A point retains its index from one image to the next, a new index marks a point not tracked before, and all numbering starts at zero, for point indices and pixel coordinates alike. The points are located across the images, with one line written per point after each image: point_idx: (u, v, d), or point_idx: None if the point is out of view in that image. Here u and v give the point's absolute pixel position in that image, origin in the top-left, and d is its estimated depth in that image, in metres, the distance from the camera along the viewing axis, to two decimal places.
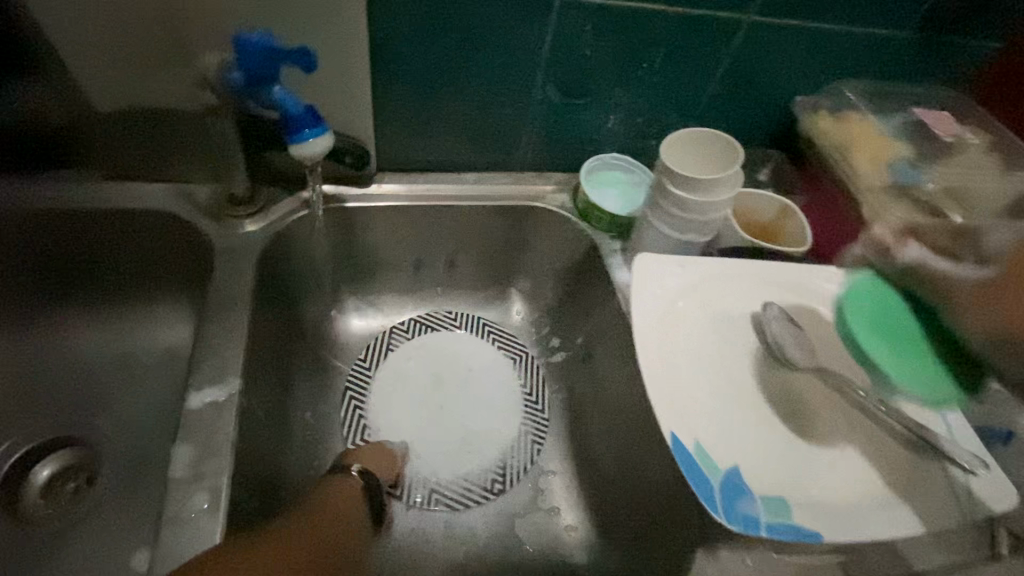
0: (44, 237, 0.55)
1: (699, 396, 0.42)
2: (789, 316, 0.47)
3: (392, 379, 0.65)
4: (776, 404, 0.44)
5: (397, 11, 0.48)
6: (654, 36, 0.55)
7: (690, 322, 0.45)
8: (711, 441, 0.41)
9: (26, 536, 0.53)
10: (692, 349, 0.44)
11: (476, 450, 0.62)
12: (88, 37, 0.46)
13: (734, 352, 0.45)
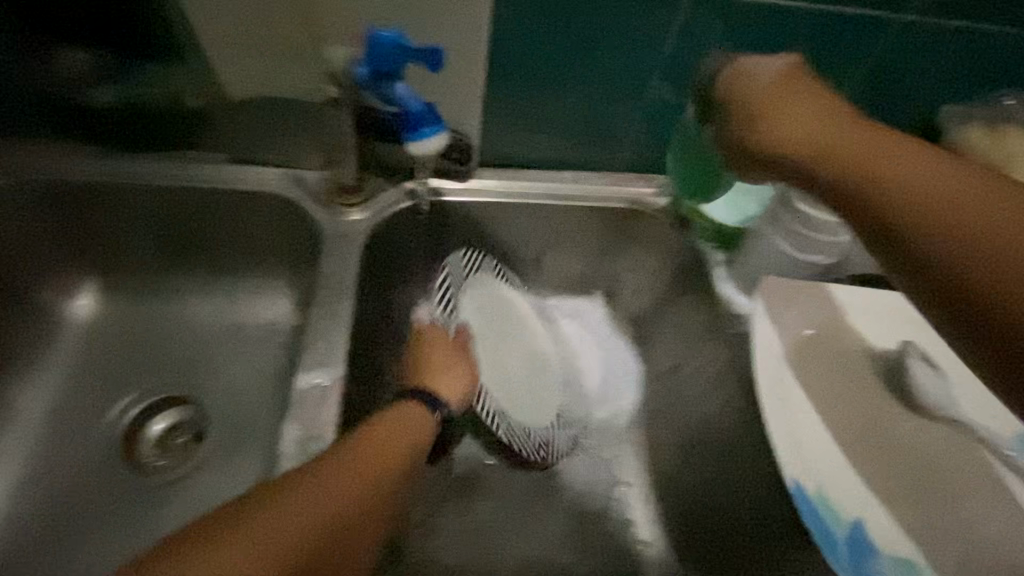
0: (170, 213, 0.59)
1: (820, 440, 0.45)
2: (928, 358, 0.48)
3: (474, 310, 0.57)
4: (909, 450, 0.45)
5: (524, 7, 0.47)
6: (785, 34, 0.51)
7: (819, 363, 0.48)
8: (838, 492, 0.43)
9: (142, 484, 0.58)
10: (809, 389, 0.47)
11: (550, 408, 0.59)
12: (229, 29, 0.48)
13: (865, 394, 0.47)
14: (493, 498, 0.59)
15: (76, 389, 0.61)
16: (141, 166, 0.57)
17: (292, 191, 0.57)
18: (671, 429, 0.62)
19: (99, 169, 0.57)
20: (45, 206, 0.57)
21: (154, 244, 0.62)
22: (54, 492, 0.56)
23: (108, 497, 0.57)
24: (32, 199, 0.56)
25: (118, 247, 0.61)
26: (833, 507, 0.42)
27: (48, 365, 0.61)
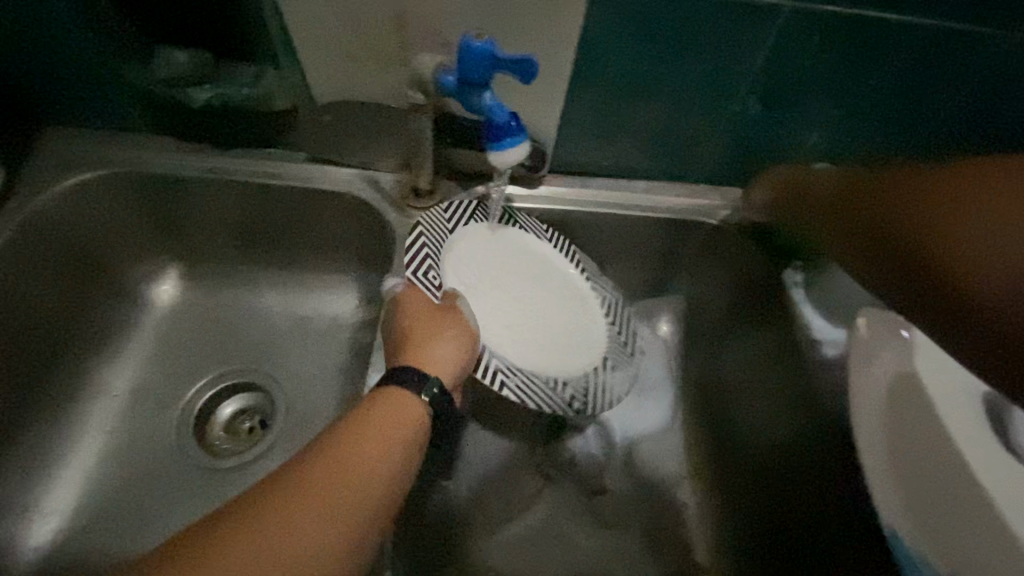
0: (250, 205, 0.61)
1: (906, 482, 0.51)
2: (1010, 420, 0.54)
3: (461, 266, 0.53)
4: (993, 494, 0.50)
5: (618, 18, 0.46)
6: (886, 49, 0.49)
7: (907, 413, 0.54)
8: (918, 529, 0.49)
9: (215, 464, 0.60)
10: (895, 435, 0.53)
11: (573, 346, 0.56)
12: (323, 35, 0.49)
13: (952, 445, 0.52)
14: (548, 505, 0.59)
15: (153, 370, 0.64)
16: (222, 160, 0.59)
17: (367, 191, 0.59)
18: (729, 445, 0.62)
19: (183, 162, 0.59)
20: (135, 195, 0.60)
21: (231, 235, 0.64)
22: (133, 469, 0.59)
23: (181, 477, 0.59)
24: (125, 188, 0.59)
25: (196, 236, 0.64)
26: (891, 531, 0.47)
27: (128, 346, 0.64)
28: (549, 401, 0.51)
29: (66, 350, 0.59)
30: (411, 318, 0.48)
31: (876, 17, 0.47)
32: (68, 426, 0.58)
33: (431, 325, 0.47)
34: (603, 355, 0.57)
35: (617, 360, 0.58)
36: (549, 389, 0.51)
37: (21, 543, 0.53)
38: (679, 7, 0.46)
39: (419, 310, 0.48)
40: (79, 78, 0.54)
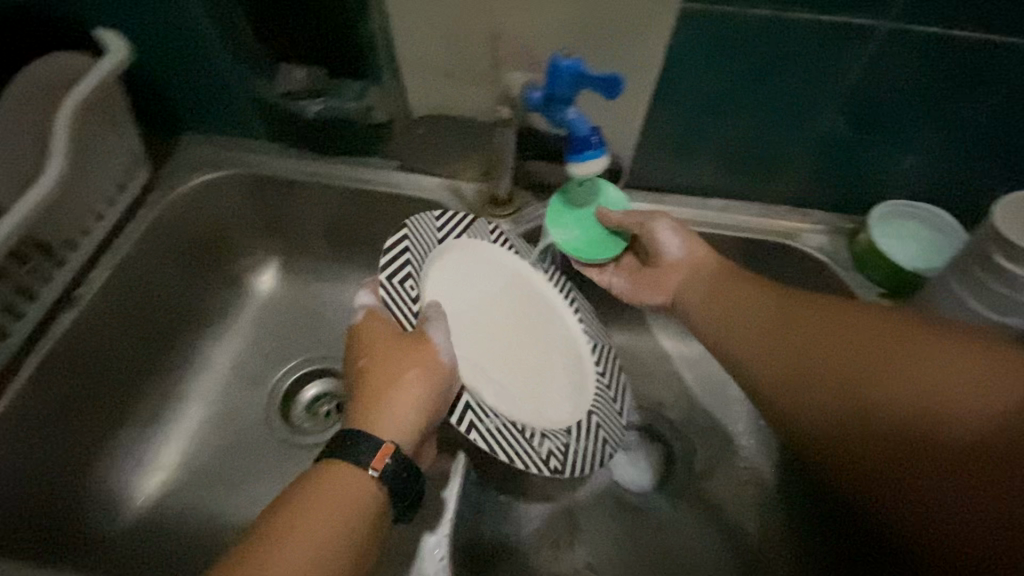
0: (343, 208, 0.67)
1: None
2: None
3: (440, 289, 0.52)
4: None
5: (704, 40, 0.48)
6: (996, 70, 0.47)
7: None
8: None
9: (292, 439, 0.66)
10: None
11: (552, 390, 0.54)
12: (424, 56, 0.53)
13: None
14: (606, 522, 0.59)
15: (249, 353, 0.71)
16: (321, 166, 0.66)
17: (448, 198, 0.63)
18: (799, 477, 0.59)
19: (291, 167, 0.66)
20: (249, 194, 0.68)
21: (325, 236, 0.71)
22: (226, 441, 0.65)
23: (267, 448, 0.65)
24: (241, 189, 0.67)
25: (295, 234, 0.71)
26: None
27: (228, 331, 0.71)
28: (523, 456, 0.49)
29: (179, 330, 0.66)
30: (365, 355, 0.46)
31: (986, 37, 0.45)
32: (174, 398, 0.65)
33: (383, 373, 0.45)
34: (591, 408, 0.55)
35: (608, 419, 0.55)
36: (520, 441, 0.49)
37: (132, 493, 0.60)
38: (766, 30, 0.46)
39: (377, 345, 0.46)
40: (215, 93, 0.63)
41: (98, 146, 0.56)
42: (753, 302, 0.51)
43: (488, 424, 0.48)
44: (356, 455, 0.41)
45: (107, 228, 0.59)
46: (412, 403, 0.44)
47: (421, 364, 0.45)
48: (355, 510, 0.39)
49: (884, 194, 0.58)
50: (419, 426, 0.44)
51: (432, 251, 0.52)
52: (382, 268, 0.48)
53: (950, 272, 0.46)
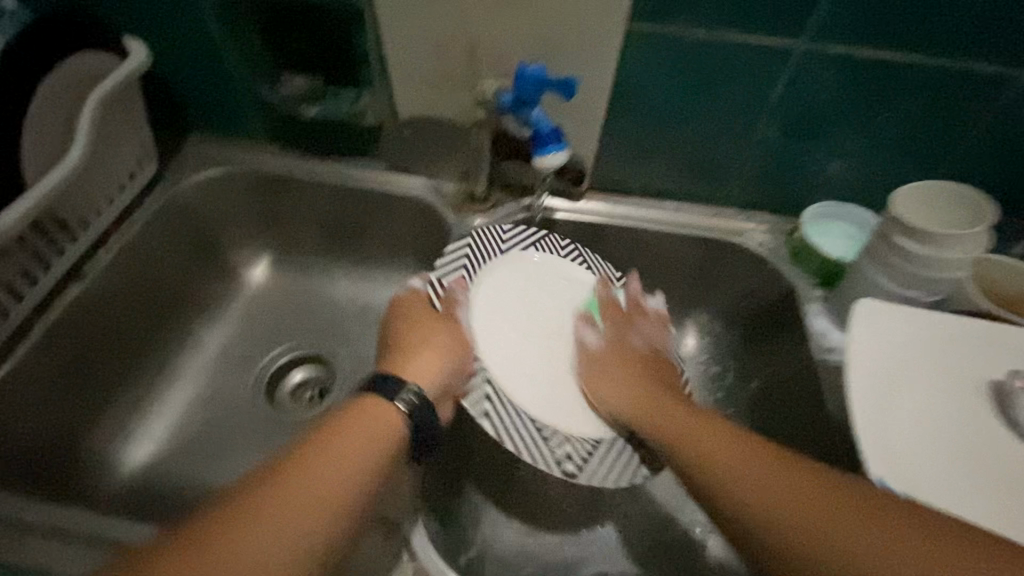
0: (335, 205, 0.74)
1: (918, 442, 0.42)
2: None
3: (492, 287, 0.58)
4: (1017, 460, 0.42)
5: (649, 56, 0.56)
6: (899, 85, 0.55)
7: (914, 376, 0.45)
8: (930, 494, 0.39)
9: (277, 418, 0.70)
10: (907, 394, 0.44)
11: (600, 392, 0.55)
12: (410, 65, 0.61)
13: (977, 413, 0.43)
14: (573, 496, 0.62)
15: (239, 339, 0.75)
16: (316, 166, 0.72)
17: (431, 197, 0.70)
18: None
19: (288, 165, 0.72)
20: (248, 191, 0.74)
21: (317, 231, 0.77)
22: (215, 417, 0.68)
23: (252, 425, 0.69)
24: (241, 184, 0.73)
25: (288, 229, 0.77)
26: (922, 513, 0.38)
27: (220, 318, 0.75)
28: (536, 451, 0.50)
29: (175, 314, 0.71)
30: (405, 320, 0.54)
31: (885, 57, 0.53)
32: (165, 377, 0.69)
33: (423, 334, 0.52)
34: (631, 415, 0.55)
35: None
36: (538, 438, 0.51)
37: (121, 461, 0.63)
38: (700, 48, 0.54)
39: (419, 315, 0.54)
40: (222, 97, 0.70)
41: (113, 137, 0.62)
42: (685, 434, 0.47)
43: (503, 417, 0.51)
44: (390, 391, 0.47)
45: (117, 212, 0.64)
46: (438, 363, 0.50)
47: (448, 338, 0.52)
48: (385, 436, 0.44)
49: (816, 197, 0.66)
50: (442, 379, 0.50)
51: (492, 257, 0.59)
52: (437, 267, 0.58)
53: (863, 255, 0.53)
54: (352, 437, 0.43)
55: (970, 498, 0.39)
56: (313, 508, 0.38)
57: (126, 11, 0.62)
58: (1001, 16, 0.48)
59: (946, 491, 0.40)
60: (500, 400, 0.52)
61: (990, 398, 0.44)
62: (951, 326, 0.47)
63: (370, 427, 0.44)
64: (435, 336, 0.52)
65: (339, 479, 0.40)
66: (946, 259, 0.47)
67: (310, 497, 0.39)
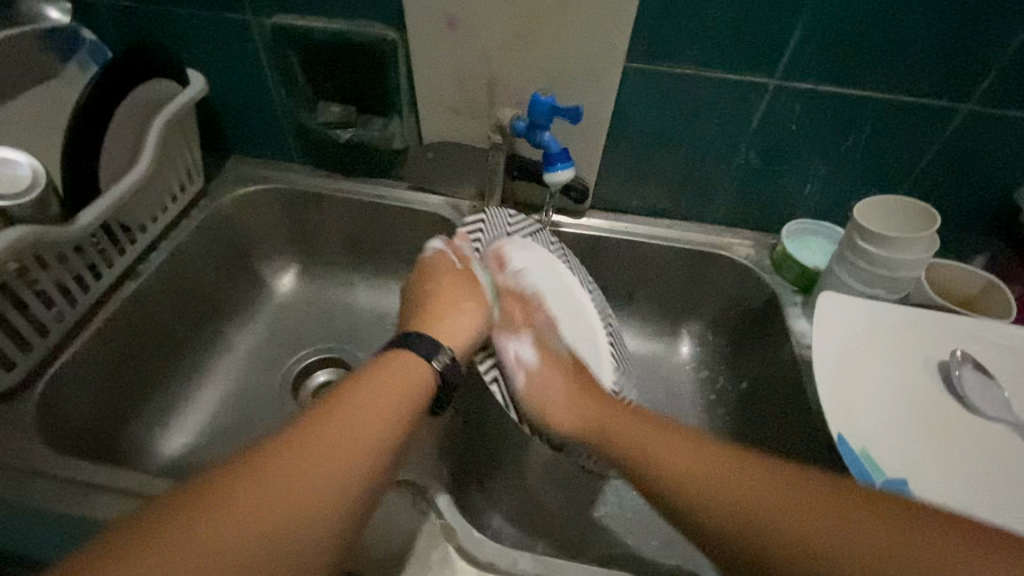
0: (360, 218, 0.81)
1: (871, 412, 0.50)
2: (982, 367, 0.52)
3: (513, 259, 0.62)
4: (960, 431, 0.49)
5: (642, 89, 0.64)
6: (859, 116, 0.63)
7: (867, 360, 0.53)
8: (881, 451, 0.47)
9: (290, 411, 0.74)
10: (863, 375, 0.52)
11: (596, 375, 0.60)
12: (437, 95, 0.70)
13: (922, 389, 0.51)
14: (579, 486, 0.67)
15: (266, 342, 0.80)
16: (344, 184, 0.80)
17: (450, 213, 0.78)
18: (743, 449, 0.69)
19: (319, 183, 0.80)
20: (281, 205, 0.81)
21: (342, 244, 0.84)
22: (243, 411, 0.73)
23: (273, 419, 0.73)
24: (276, 199, 0.81)
25: (315, 242, 0.84)
26: (877, 466, 0.46)
27: (249, 324, 0.81)
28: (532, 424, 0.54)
29: (211, 316, 0.77)
30: (436, 275, 0.58)
31: (848, 93, 0.61)
32: (200, 374, 0.74)
33: (454, 293, 0.56)
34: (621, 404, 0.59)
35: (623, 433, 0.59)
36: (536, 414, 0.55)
37: (155, 449, 0.67)
38: (687, 83, 0.63)
39: (446, 273, 0.58)
40: (264, 122, 0.78)
41: (171, 153, 0.70)
42: None
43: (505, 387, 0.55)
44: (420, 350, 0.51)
45: (168, 220, 0.72)
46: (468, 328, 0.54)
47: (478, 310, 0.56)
48: (385, 414, 0.45)
49: (795, 214, 0.74)
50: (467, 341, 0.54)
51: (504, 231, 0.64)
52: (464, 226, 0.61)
53: (833, 260, 0.60)
54: (350, 417, 0.43)
55: (920, 452, 0.47)
56: (303, 503, 0.38)
57: (189, 47, 0.71)
58: (943, 60, 0.57)
59: (893, 450, 0.47)
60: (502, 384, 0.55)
61: (936, 377, 0.52)
62: (904, 317, 0.56)
63: (368, 407, 0.44)
64: (462, 300, 0.56)
65: (338, 463, 0.40)
66: (903, 260, 0.55)
67: (302, 489, 0.38)
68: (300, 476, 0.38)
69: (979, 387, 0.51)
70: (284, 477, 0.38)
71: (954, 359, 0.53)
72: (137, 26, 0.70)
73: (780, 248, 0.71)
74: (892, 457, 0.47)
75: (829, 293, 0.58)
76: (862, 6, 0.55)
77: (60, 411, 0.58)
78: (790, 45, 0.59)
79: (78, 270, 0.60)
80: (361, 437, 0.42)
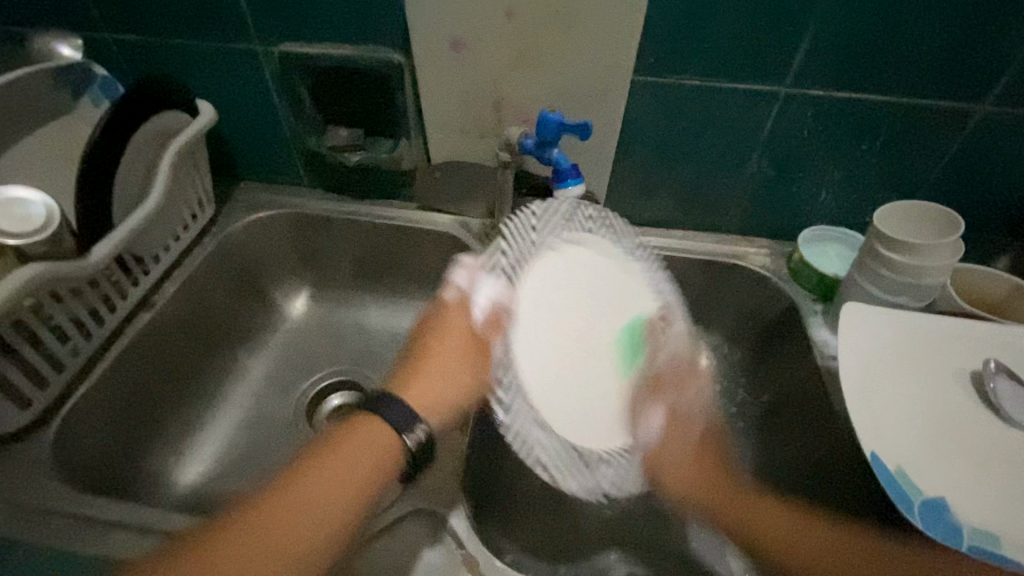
0: (371, 240, 0.81)
1: (901, 428, 0.48)
2: (1017, 376, 0.50)
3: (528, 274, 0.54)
4: (997, 445, 0.47)
5: (651, 101, 0.64)
6: (872, 121, 0.62)
7: (894, 372, 0.51)
8: (916, 469, 0.46)
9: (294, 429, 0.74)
10: (892, 389, 0.51)
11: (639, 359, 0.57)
12: (443, 114, 0.69)
13: (955, 402, 0.50)
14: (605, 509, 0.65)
15: (279, 367, 0.80)
16: (356, 207, 0.80)
17: (459, 231, 0.77)
18: (769, 463, 0.68)
19: (329, 207, 0.80)
20: (293, 231, 0.81)
21: (353, 265, 0.83)
22: (258, 437, 0.72)
23: (290, 445, 0.72)
24: (287, 223, 0.81)
25: (326, 265, 0.84)
26: (911, 484, 0.45)
27: (261, 349, 0.80)
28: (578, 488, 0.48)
29: (222, 343, 0.76)
30: (440, 330, 0.54)
31: (859, 96, 0.60)
32: (214, 403, 0.74)
33: (455, 359, 0.53)
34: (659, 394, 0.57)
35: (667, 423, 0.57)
36: (583, 472, 0.49)
37: (175, 481, 0.67)
38: (695, 94, 0.63)
39: (454, 329, 0.54)
40: (272, 148, 0.78)
41: (184, 184, 0.71)
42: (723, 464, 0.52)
43: (550, 454, 0.48)
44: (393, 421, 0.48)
45: (181, 249, 0.72)
46: (442, 398, 0.52)
47: (467, 378, 0.53)
48: (372, 468, 0.46)
49: (810, 222, 0.73)
50: (444, 416, 0.52)
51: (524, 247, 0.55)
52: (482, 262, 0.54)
53: (853, 269, 0.59)
54: (327, 471, 0.46)
55: (956, 466, 0.46)
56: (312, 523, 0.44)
57: (199, 79, 0.72)
58: (958, 59, 0.56)
59: (928, 467, 0.46)
60: (544, 432, 0.48)
61: (971, 388, 0.51)
62: (930, 326, 0.54)
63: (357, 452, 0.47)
64: (455, 369, 0.53)
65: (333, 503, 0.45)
66: (925, 267, 0.54)
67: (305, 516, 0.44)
68: (305, 512, 0.44)
69: (1014, 397, 0.49)
70: (295, 507, 0.44)
71: (987, 369, 0.51)
72: (148, 59, 0.71)
73: (796, 256, 0.69)
74: (927, 474, 0.45)
75: (852, 304, 0.56)
76: (872, 9, 0.54)
77: (78, 444, 0.58)
78: (798, 51, 0.58)
79: (93, 304, 0.61)
80: (360, 492, 0.46)
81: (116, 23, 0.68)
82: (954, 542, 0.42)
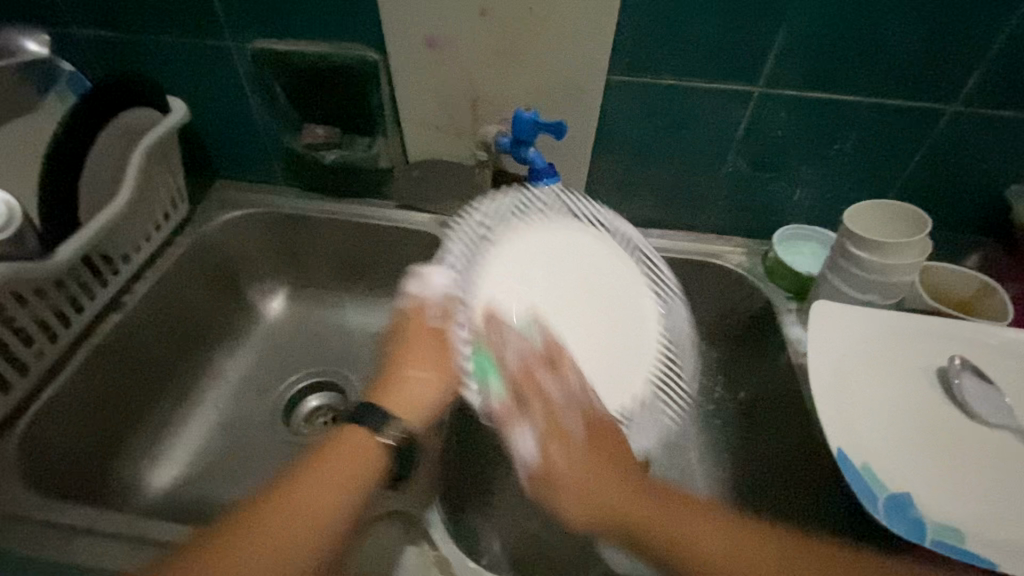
0: (349, 240, 0.80)
1: (869, 424, 0.49)
2: (982, 372, 0.51)
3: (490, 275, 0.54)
4: (961, 440, 0.48)
5: (627, 101, 0.64)
6: (844, 121, 0.63)
7: (863, 370, 0.52)
8: (883, 465, 0.46)
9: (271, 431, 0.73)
10: (861, 386, 0.51)
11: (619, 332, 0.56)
12: (419, 112, 0.69)
13: (922, 399, 0.50)
14: None
15: (257, 367, 0.79)
16: (332, 206, 0.79)
17: (437, 231, 0.77)
18: (744, 460, 0.68)
19: (305, 206, 0.79)
20: (269, 230, 0.80)
21: (330, 265, 0.83)
22: (232, 439, 0.72)
23: (266, 447, 0.71)
24: (263, 222, 0.80)
25: (305, 264, 0.83)
26: (878, 480, 0.45)
27: (237, 350, 0.79)
28: None
29: (196, 344, 0.75)
30: (406, 339, 0.53)
31: (831, 97, 0.61)
32: (189, 405, 0.73)
33: (419, 359, 0.52)
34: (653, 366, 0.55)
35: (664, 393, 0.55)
36: None
37: (149, 485, 0.66)
38: (670, 94, 0.63)
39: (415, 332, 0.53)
40: (248, 146, 0.77)
41: (156, 183, 0.69)
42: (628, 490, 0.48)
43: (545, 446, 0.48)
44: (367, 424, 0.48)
45: (153, 249, 0.71)
46: (415, 398, 0.50)
47: (434, 371, 0.51)
48: (357, 477, 0.45)
49: (785, 220, 0.74)
50: (421, 415, 0.50)
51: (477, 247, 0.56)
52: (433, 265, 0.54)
53: (825, 267, 0.60)
54: (314, 492, 0.44)
55: (921, 462, 0.46)
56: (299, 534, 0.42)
57: (170, 75, 0.71)
58: (926, 61, 0.57)
59: (895, 463, 0.47)
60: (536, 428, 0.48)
61: (937, 385, 0.51)
62: (899, 323, 0.55)
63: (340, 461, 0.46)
64: (425, 368, 0.51)
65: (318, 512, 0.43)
66: (894, 265, 0.55)
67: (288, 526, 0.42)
68: (294, 526, 0.42)
69: (978, 392, 0.50)
70: (283, 518, 0.42)
71: (953, 365, 0.51)
72: (117, 55, 0.69)
73: (772, 255, 0.70)
74: (893, 470, 0.46)
75: (824, 302, 0.57)
76: (843, 10, 0.55)
77: (46, 448, 0.57)
78: (771, 52, 0.58)
79: (59, 305, 0.59)
80: (346, 502, 0.44)
81: (83, 18, 0.66)
82: (918, 538, 0.43)
